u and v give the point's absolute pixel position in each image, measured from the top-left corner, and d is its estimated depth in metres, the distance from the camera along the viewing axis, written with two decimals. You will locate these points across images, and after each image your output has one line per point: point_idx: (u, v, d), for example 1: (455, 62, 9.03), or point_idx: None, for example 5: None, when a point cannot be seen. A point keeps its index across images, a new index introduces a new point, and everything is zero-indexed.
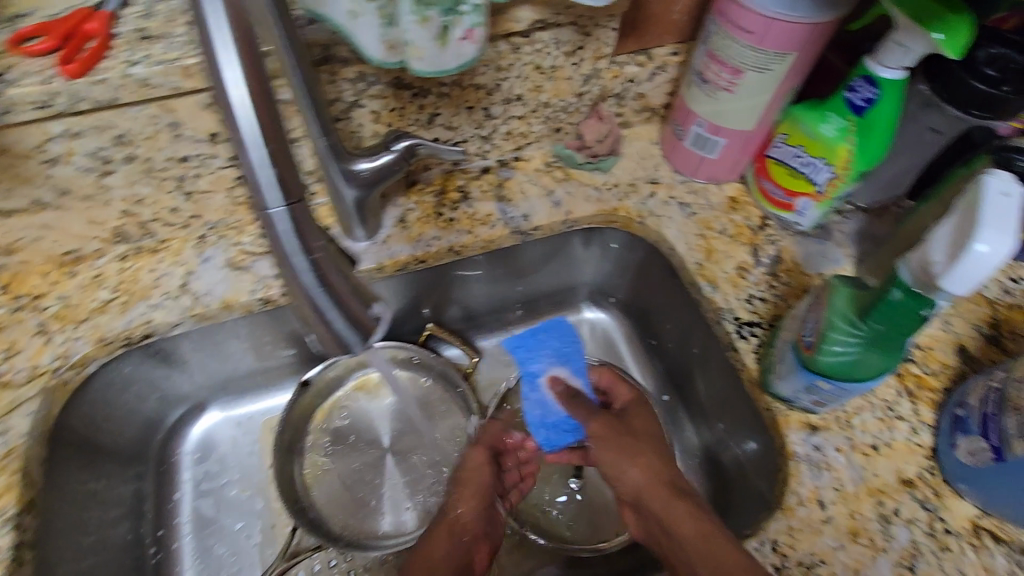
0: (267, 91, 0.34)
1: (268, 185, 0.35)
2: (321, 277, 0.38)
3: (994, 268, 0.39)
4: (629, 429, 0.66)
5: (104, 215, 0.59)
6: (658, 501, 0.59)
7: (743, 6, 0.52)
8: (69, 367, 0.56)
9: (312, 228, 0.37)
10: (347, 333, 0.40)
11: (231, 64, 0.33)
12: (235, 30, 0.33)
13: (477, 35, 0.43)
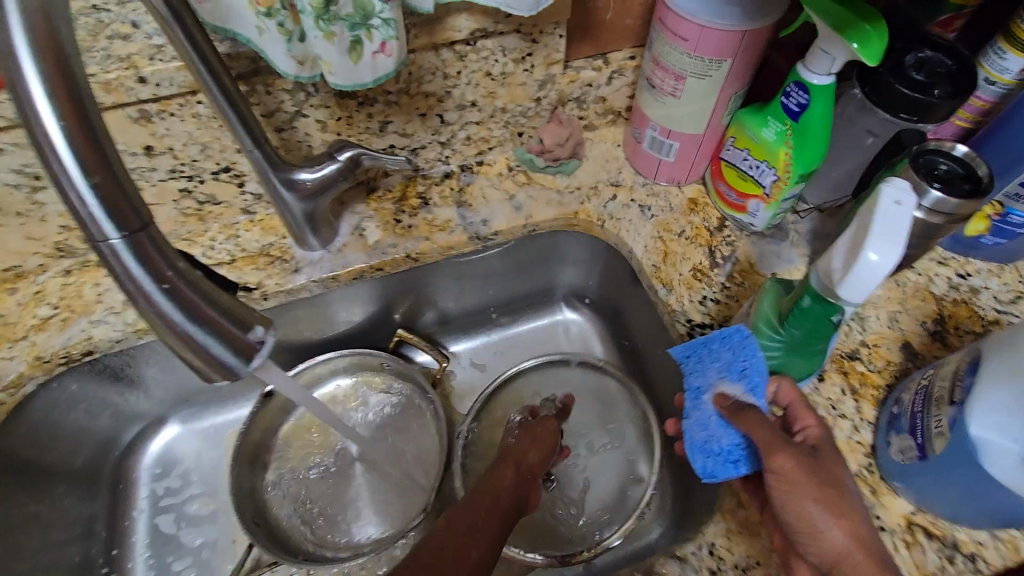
0: (86, 114, 0.29)
1: (96, 217, 0.30)
2: (181, 304, 0.32)
3: (885, 276, 0.40)
4: (834, 489, 0.44)
5: (42, 232, 0.58)
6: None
7: (677, 15, 0.52)
8: (5, 388, 0.56)
9: (163, 254, 0.32)
10: (227, 359, 0.34)
11: (43, 98, 0.27)
12: (44, 52, 0.27)
13: (393, 48, 0.40)
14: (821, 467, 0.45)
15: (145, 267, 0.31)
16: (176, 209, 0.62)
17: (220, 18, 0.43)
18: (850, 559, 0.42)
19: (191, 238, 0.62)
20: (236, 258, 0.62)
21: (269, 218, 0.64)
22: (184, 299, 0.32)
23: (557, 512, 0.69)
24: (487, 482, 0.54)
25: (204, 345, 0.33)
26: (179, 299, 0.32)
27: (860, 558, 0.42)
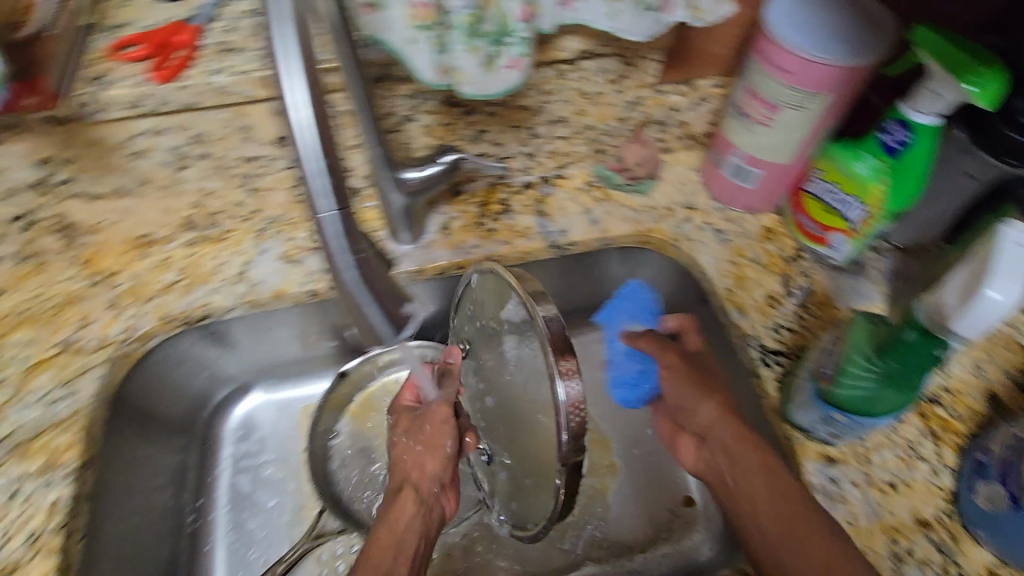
0: (325, 122, 0.41)
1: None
2: None
3: (1004, 315, 0.40)
4: (704, 385, 0.60)
5: (177, 205, 0.65)
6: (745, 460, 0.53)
7: (780, 46, 0.53)
8: (133, 340, 0.62)
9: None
10: None
11: (301, 106, 0.40)
12: (305, 65, 0.39)
13: (523, 64, 0.45)
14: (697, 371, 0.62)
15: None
16: (286, 195, 0.67)
17: (378, 28, 0.44)
18: (729, 443, 0.55)
19: (295, 224, 0.68)
20: None
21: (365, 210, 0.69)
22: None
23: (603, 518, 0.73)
24: (386, 528, 0.56)
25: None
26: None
27: (742, 446, 0.54)
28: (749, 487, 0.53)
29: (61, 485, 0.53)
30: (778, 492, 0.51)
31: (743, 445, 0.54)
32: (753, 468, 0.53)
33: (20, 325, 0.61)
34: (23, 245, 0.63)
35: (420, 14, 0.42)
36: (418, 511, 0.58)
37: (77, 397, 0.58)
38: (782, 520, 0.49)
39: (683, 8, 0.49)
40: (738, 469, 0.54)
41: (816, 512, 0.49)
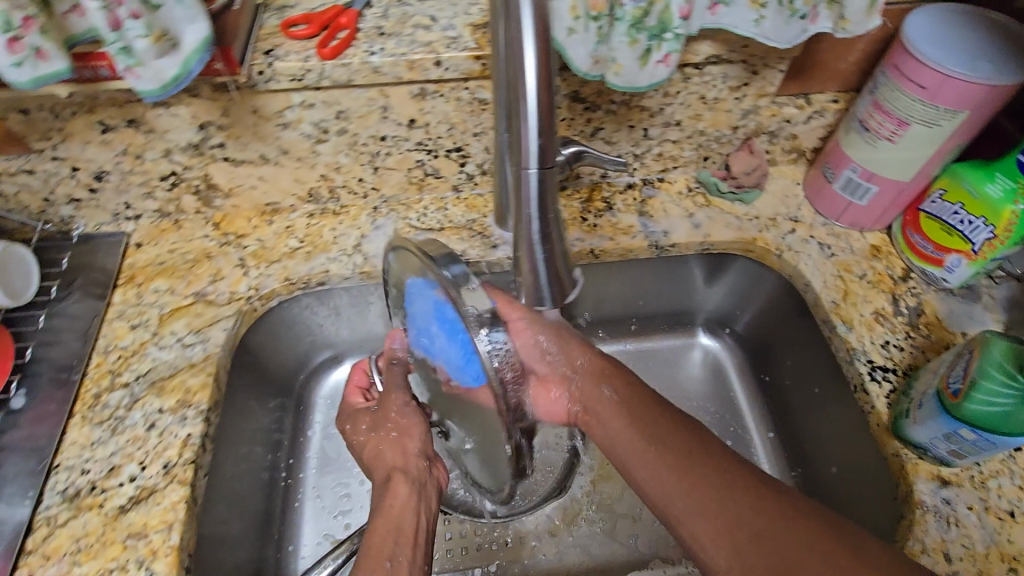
0: (552, 97, 0.35)
1: (533, 167, 0.38)
2: (546, 237, 0.43)
3: None
4: (558, 349, 0.59)
5: (307, 176, 0.69)
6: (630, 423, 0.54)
7: (919, 61, 0.54)
8: (259, 297, 0.66)
9: (552, 190, 0.40)
10: (547, 284, 0.47)
11: (532, 71, 0.33)
12: (539, 32, 0.32)
13: (672, 60, 0.47)
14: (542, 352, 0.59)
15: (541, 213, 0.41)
16: (405, 176, 0.70)
17: None
18: (589, 384, 0.58)
19: (408, 205, 0.71)
20: (444, 228, 0.70)
21: (474, 198, 0.72)
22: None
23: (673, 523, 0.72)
24: (382, 517, 0.53)
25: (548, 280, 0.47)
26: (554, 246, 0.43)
27: (600, 380, 0.58)
28: (617, 419, 0.56)
29: (193, 422, 0.57)
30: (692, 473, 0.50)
31: (602, 377, 0.59)
32: (615, 391, 0.57)
33: (160, 274, 0.67)
34: (165, 202, 0.69)
35: (592, 4, 0.44)
36: (422, 500, 0.56)
37: (209, 344, 0.62)
38: (653, 434, 0.53)
39: (830, 17, 0.50)
40: (603, 403, 0.57)
41: (679, 418, 0.54)
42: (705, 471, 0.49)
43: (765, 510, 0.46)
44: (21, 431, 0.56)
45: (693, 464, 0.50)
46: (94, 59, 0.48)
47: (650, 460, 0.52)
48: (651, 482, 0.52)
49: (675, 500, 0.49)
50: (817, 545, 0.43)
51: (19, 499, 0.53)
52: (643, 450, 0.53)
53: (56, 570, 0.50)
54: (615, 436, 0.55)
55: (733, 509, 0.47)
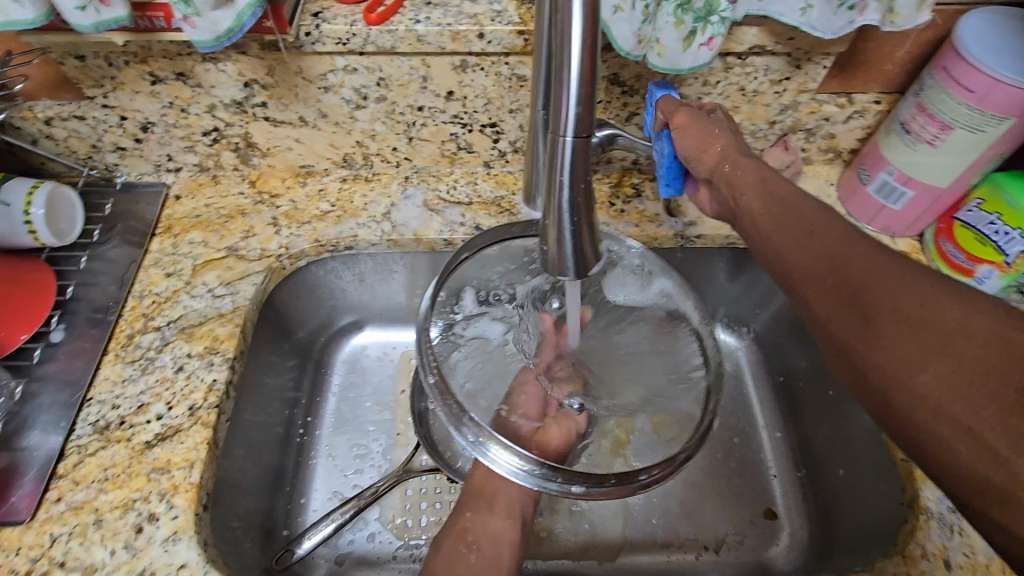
0: (594, 62, 0.34)
1: (567, 121, 0.36)
2: (574, 206, 0.38)
3: None
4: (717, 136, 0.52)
5: (343, 142, 0.70)
6: (754, 198, 0.49)
7: (969, 65, 0.53)
8: (288, 256, 0.68)
9: (589, 161, 0.37)
10: (570, 257, 0.40)
11: (577, 37, 0.33)
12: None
13: (716, 43, 0.49)
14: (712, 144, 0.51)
15: (570, 173, 0.37)
16: (438, 149, 0.72)
17: None
18: (738, 171, 0.51)
19: (439, 176, 0.74)
20: (472, 202, 0.72)
21: (503, 175, 0.74)
22: (579, 220, 0.39)
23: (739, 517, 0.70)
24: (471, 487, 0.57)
25: (569, 248, 0.40)
26: (576, 217, 0.39)
27: (755, 168, 0.50)
28: (746, 199, 0.49)
29: (218, 369, 0.59)
30: (811, 235, 0.44)
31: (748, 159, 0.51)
32: (766, 184, 0.49)
33: (195, 226, 0.69)
34: (204, 157, 0.71)
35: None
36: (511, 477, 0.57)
37: (238, 297, 0.64)
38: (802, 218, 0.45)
39: (878, 10, 0.50)
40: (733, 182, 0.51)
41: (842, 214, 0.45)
42: (825, 241, 0.43)
43: (901, 284, 0.38)
44: (58, 363, 0.59)
45: (834, 239, 0.42)
46: (150, 8, 0.50)
47: (782, 236, 0.45)
48: (770, 250, 0.47)
49: (787, 261, 0.45)
50: (914, 314, 0.36)
51: (53, 427, 0.55)
52: (767, 225, 0.47)
53: (84, 495, 0.52)
54: (741, 217, 0.50)
55: (834, 266, 0.41)
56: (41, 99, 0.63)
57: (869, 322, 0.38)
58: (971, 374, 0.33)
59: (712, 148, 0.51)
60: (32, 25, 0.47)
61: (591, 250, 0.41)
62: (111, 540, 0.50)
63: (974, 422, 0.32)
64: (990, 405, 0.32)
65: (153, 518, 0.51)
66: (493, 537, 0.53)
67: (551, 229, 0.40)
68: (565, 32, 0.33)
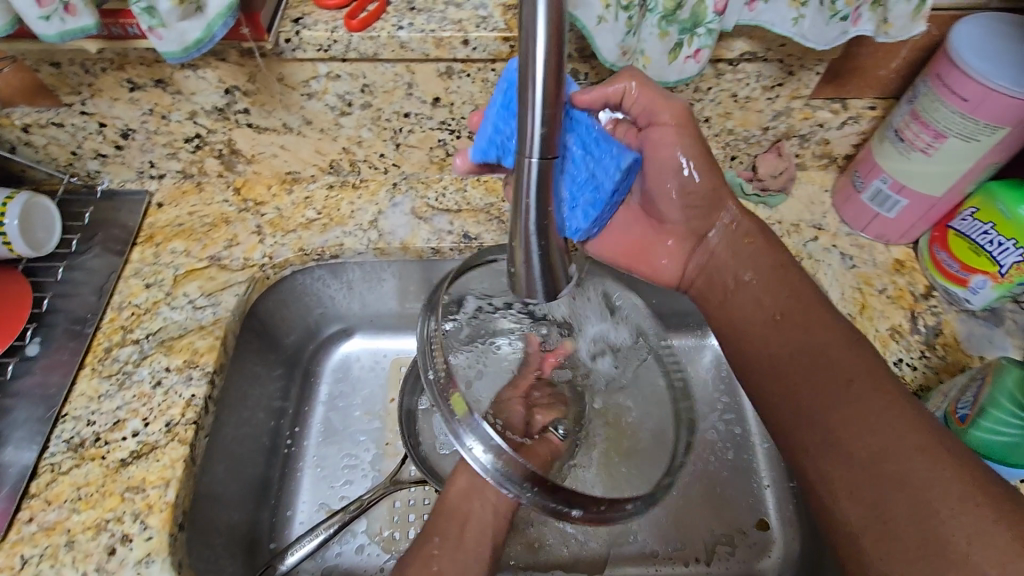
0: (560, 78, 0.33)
1: (532, 144, 0.34)
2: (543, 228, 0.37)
3: None
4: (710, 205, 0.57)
5: (329, 148, 0.69)
6: (764, 292, 0.55)
7: (964, 73, 0.52)
8: (272, 266, 0.67)
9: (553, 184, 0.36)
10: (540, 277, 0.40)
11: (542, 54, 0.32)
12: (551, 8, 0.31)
13: (703, 55, 0.49)
14: (681, 199, 0.56)
15: (536, 196, 0.36)
16: (426, 155, 0.70)
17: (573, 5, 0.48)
18: (727, 247, 0.58)
19: (428, 183, 0.73)
20: (461, 209, 0.71)
21: (493, 181, 0.73)
22: (547, 241, 0.38)
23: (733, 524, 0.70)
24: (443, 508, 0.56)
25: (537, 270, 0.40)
26: (544, 238, 0.38)
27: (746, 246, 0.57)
28: (750, 296, 0.55)
29: (198, 383, 0.58)
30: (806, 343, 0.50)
31: (758, 250, 0.56)
32: (781, 284, 0.54)
33: (178, 235, 0.68)
34: (187, 164, 0.69)
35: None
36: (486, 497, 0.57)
37: (220, 308, 0.63)
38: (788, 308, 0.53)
39: (872, 20, 0.49)
40: (743, 272, 0.57)
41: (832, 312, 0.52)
42: (822, 352, 0.49)
43: (873, 386, 0.45)
44: (33, 377, 0.57)
45: (834, 351, 0.48)
46: (122, 16, 0.48)
47: (781, 335, 0.52)
48: (763, 341, 0.53)
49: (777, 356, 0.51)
50: (866, 432, 0.43)
51: (27, 444, 0.54)
52: (772, 323, 0.53)
53: (56, 515, 0.51)
54: (744, 305, 0.56)
55: (820, 374, 0.48)
56: (18, 105, 0.62)
57: (811, 414, 0.47)
58: (883, 490, 0.41)
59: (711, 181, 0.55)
60: None
61: (558, 270, 0.40)
62: (81, 562, 0.49)
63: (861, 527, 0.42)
64: (877, 507, 0.41)
65: (126, 540, 0.50)
66: (464, 558, 0.53)
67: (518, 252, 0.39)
68: (529, 48, 0.32)
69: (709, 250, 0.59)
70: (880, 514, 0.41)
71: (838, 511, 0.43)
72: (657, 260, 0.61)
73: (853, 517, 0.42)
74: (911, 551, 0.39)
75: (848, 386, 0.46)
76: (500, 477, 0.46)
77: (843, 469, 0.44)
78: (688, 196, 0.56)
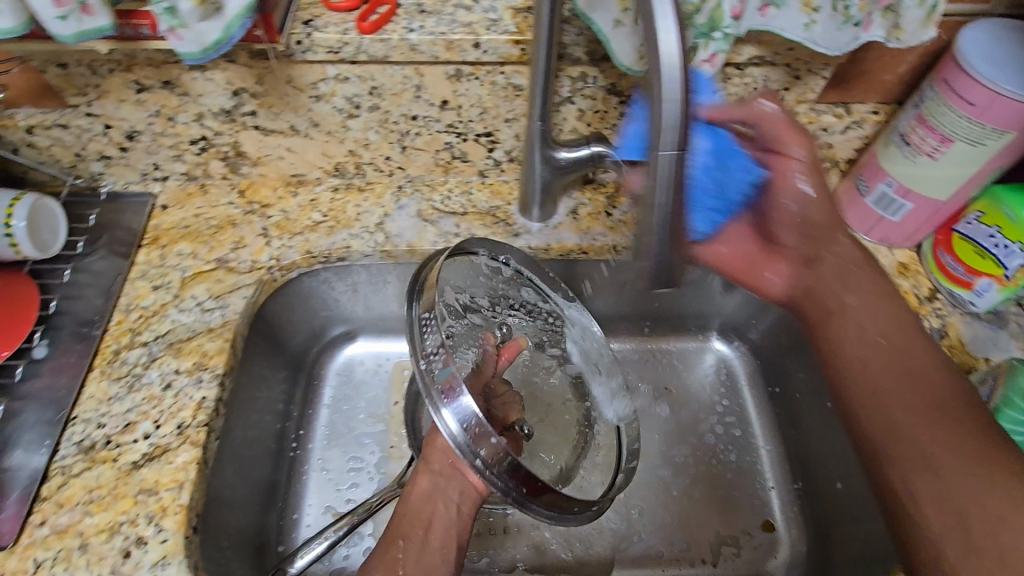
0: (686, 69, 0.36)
1: (665, 139, 0.38)
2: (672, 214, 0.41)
3: None
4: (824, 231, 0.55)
5: (335, 150, 0.69)
6: (865, 314, 0.54)
7: (972, 78, 0.52)
8: (279, 268, 0.67)
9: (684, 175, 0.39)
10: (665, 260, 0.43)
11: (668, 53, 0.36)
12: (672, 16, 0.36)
13: (717, 60, 0.51)
14: (797, 217, 0.54)
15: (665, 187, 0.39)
16: (432, 158, 0.70)
17: (589, 6, 0.51)
18: (836, 268, 0.55)
19: (433, 186, 0.72)
20: (467, 212, 0.71)
21: (499, 184, 0.72)
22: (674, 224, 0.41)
23: (739, 526, 0.70)
24: (407, 506, 0.54)
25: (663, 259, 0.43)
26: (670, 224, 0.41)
27: (853, 269, 0.55)
28: (859, 317, 0.54)
29: (207, 386, 0.58)
30: (906, 368, 0.51)
31: (863, 270, 0.54)
32: (884, 307, 0.53)
33: (184, 237, 0.68)
34: (192, 166, 0.69)
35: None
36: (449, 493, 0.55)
37: (228, 311, 0.63)
38: (892, 331, 0.52)
39: (883, 26, 0.50)
40: (850, 291, 0.54)
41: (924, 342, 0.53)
42: (925, 378, 0.50)
43: (965, 415, 0.48)
44: (41, 380, 0.57)
45: (933, 379, 0.50)
46: (135, 17, 0.48)
47: (876, 354, 0.53)
48: (858, 356, 0.53)
49: (875, 372, 0.52)
50: (956, 454, 0.47)
51: (37, 447, 0.54)
52: (876, 343, 0.53)
53: (68, 518, 0.51)
54: (847, 327, 0.54)
55: (917, 396, 0.50)
56: (23, 107, 0.62)
57: (907, 432, 0.49)
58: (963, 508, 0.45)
59: (821, 202, 0.52)
60: (12, 35, 0.45)
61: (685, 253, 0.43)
62: (96, 565, 0.49)
63: (938, 535, 0.46)
64: (956, 520, 0.45)
65: (140, 542, 0.50)
66: (429, 562, 0.51)
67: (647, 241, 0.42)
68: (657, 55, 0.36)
69: (823, 263, 0.55)
70: (966, 526, 0.45)
71: (920, 518, 0.47)
72: (765, 277, 0.57)
73: (935, 526, 0.46)
74: (978, 557, 0.43)
75: (945, 413, 0.49)
76: (468, 444, 0.46)
77: (932, 486, 0.47)
78: (806, 220, 0.54)
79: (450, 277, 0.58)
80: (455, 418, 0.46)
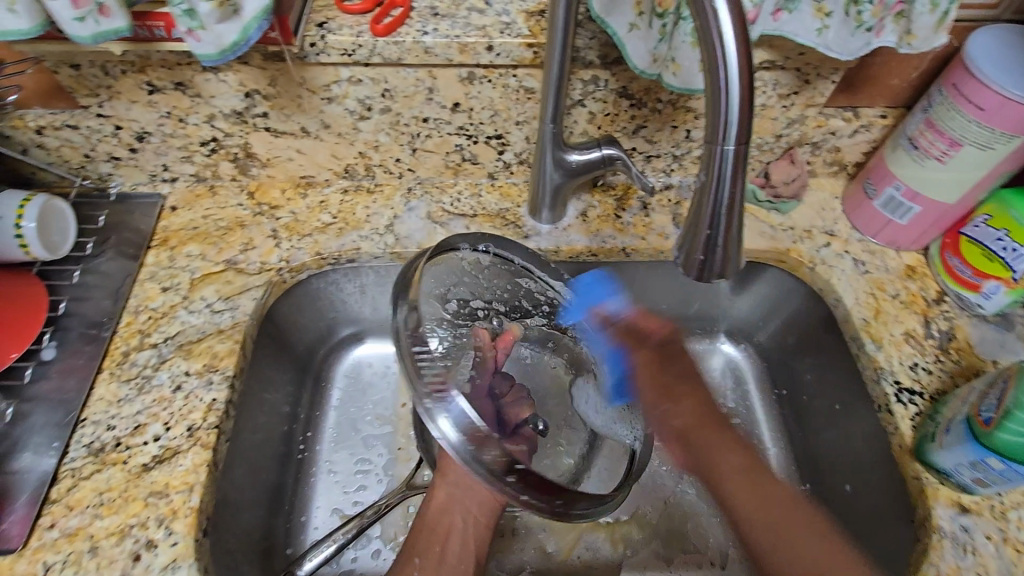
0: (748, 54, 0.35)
1: (725, 130, 0.37)
2: (732, 206, 0.39)
3: None
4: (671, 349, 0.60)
5: (345, 152, 0.69)
6: (710, 438, 0.55)
7: (980, 83, 0.53)
8: (289, 270, 0.67)
9: (743, 168, 0.38)
10: (720, 252, 0.42)
11: (729, 40, 0.34)
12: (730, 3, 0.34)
13: None
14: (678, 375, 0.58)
15: (726, 181, 0.38)
16: (442, 160, 0.70)
17: (606, 11, 0.51)
18: (713, 446, 0.55)
19: (442, 187, 0.73)
20: (477, 214, 0.71)
21: (508, 186, 0.72)
22: (728, 225, 0.41)
23: None
24: (424, 517, 0.57)
25: (717, 254, 0.42)
26: (729, 218, 0.40)
27: (689, 384, 0.57)
28: (680, 408, 0.57)
29: (218, 388, 0.58)
30: (735, 461, 0.54)
31: (659, 375, 0.58)
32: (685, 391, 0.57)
33: (193, 239, 0.67)
34: (202, 167, 0.69)
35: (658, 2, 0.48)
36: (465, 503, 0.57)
37: (238, 312, 0.63)
38: (749, 470, 0.54)
39: (895, 32, 0.51)
40: (689, 422, 0.56)
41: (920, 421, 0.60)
42: (761, 480, 0.53)
43: (788, 503, 0.52)
44: (49, 382, 0.57)
45: (758, 487, 0.53)
46: (150, 18, 0.48)
47: (711, 459, 0.54)
48: (703, 459, 0.55)
49: (725, 484, 0.54)
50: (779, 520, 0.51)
51: (46, 449, 0.53)
52: (704, 436, 0.55)
53: (78, 521, 0.50)
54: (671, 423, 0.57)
55: (761, 496, 0.53)
56: (33, 107, 0.61)
57: (754, 546, 0.52)
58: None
59: (691, 396, 0.57)
60: (28, 36, 0.45)
61: (735, 253, 0.42)
62: (106, 569, 0.49)
63: None
64: None
65: (151, 545, 0.49)
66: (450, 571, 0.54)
67: (702, 236, 0.41)
68: (715, 43, 0.35)
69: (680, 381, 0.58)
70: None
71: None
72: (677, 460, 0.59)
73: None
74: None
75: (759, 489, 0.53)
76: (465, 449, 0.45)
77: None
78: (674, 392, 0.57)
79: (429, 274, 0.59)
80: (453, 425, 0.45)
